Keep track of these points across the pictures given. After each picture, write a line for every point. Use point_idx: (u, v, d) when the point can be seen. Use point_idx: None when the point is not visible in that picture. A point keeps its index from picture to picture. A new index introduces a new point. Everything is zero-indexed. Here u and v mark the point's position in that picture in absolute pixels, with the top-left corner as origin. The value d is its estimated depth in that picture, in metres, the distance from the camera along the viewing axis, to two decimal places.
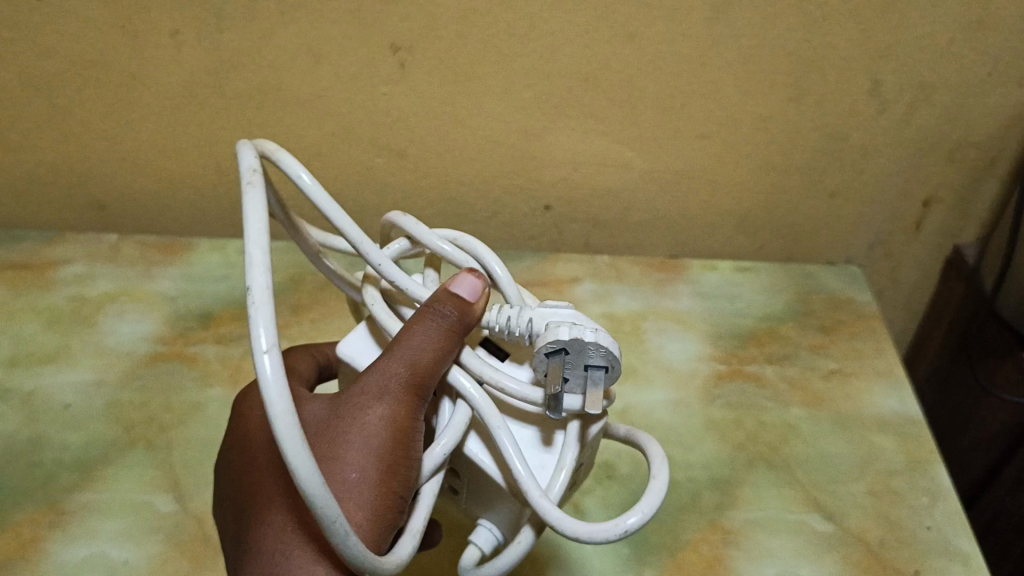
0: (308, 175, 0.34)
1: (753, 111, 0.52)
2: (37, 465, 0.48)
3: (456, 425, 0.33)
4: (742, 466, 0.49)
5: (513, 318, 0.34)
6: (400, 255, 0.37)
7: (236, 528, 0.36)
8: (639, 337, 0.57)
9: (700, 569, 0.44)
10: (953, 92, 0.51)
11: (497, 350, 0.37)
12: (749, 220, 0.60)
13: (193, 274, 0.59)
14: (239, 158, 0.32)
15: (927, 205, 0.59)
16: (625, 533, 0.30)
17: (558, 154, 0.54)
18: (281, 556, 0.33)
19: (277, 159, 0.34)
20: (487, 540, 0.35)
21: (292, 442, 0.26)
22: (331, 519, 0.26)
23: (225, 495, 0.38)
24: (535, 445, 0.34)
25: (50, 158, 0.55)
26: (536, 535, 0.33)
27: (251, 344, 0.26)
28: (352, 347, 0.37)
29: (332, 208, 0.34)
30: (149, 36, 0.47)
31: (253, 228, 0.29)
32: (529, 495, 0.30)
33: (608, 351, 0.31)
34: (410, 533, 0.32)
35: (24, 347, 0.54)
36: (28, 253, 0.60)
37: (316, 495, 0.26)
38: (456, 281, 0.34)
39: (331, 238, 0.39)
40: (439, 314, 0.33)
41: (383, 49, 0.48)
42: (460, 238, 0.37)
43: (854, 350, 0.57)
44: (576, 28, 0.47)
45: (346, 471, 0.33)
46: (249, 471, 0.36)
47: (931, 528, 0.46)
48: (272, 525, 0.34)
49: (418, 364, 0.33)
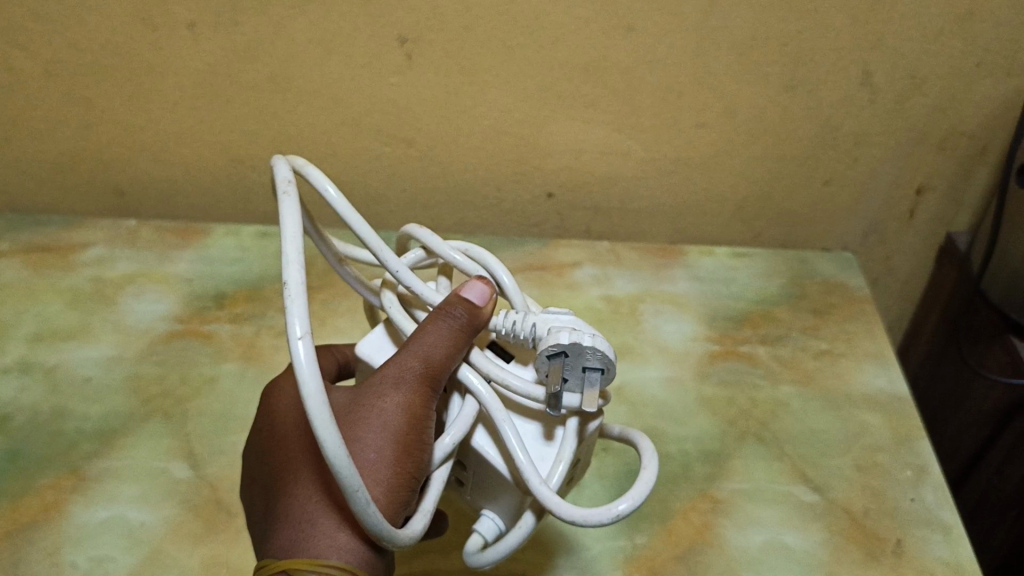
0: (334, 188, 0.36)
1: (748, 101, 0.53)
2: (60, 434, 0.50)
3: (464, 417, 0.35)
4: (733, 441, 0.52)
5: (518, 323, 0.36)
6: (416, 263, 0.40)
7: (262, 503, 0.38)
8: (636, 319, 0.59)
9: (689, 535, 0.47)
10: (942, 82, 0.53)
11: (503, 351, 0.39)
12: (747, 208, 0.62)
13: (209, 257, 0.61)
14: (274, 170, 0.34)
15: (920, 193, 0.61)
16: (617, 517, 0.32)
17: (561, 143, 0.56)
18: (303, 524, 0.35)
19: (306, 173, 0.36)
20: (490, 529, 0.37)
21: (322, 418, 0.28)
22: (355, 490, 0.28)
23: (252, 474, 0.39)
24: (536, 439, 0.36)
25: (73, 143, 0.57)
26: (536, 520, 0.35)
27: (286, 331, 0.28)
28: (370, 346, 0.40)
29: (354, 219, 0.36)
30: (169, 27, 0.50)
31: (288, 231, 0.30)
32: (529, 482, 0.32)
33: (604, 355, 0.33)
34: (422, 513, 0.34)
35: (47, 324, 0.56)
36: (51, 236, 0.62)
37: (343, 468, 0.28)
38: (467, 286, 0.36)
39: (353, 248, 0.42)
40: (451, 315, 0.36)
41: (391, 41, 0.50)
42: (471, 248, 0.39)
43: (844, 332, 0.59)
44: (577, 20, 0.49)
45: (364, 451, 0.35)
46: (273, 450, 0.38)
47: (914, 500, 0.49)
48: (296, 497, 0.36)
49: (432, 358, 0.35)
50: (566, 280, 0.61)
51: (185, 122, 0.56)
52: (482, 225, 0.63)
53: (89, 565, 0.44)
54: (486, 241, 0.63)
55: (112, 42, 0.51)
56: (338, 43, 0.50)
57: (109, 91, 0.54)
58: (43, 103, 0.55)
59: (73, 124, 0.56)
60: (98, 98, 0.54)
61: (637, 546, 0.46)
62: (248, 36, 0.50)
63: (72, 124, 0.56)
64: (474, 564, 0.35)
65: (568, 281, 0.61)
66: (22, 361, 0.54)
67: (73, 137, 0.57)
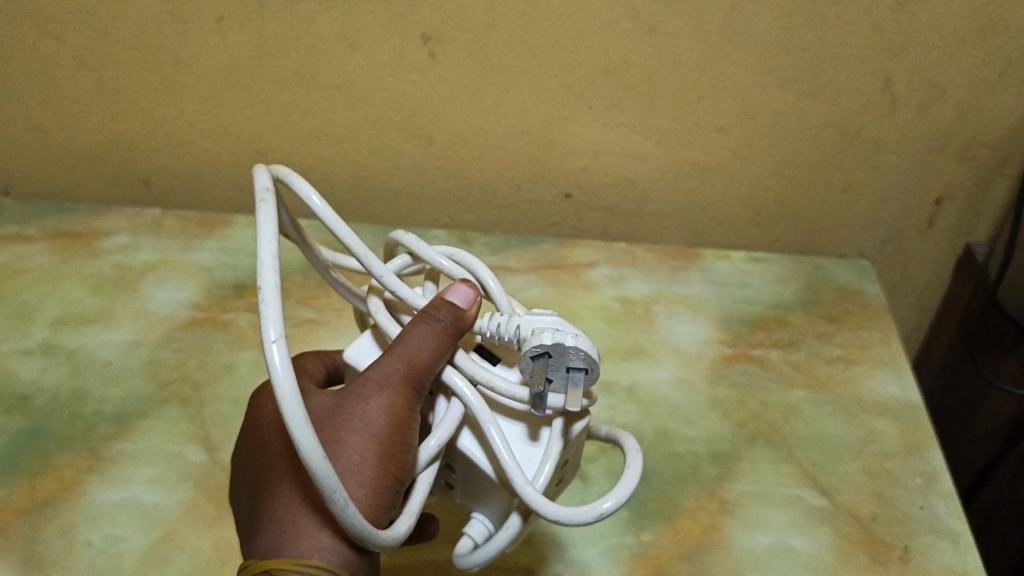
0: (318, 197, 0.37)
1: (768, 107, 0.54)
2: (80, 415, 0.51)
3: (450, 420, 0.35)
4: (742, 443, 0.52)
5: (503, 324, 0.36)
6: (401, 269, 0.41)
7: (248, 504, 0.38)
8: (649, 320, 0.60)
9: (696, 534, 0.47)
10: (963, 92, 0.53)
11: (489, 354, 0.39)
12: (764, 213, 0.62)
13: (230, 247, 0.62)
14: (255, 178, 0.35)
15: (939, 202, 0.61)
16: (601, 516, 0.32)
17: (581, 144, 0.57)
18: (286, 524, 0.35)
19: (289, 182, 0.37)
20: (480, 531, 0.37)
21: (298, 419, 0.28)
22: (333, 490, 0.29)
23: (238, 476, 0.40)
24: (523, 440, 0.36)
25: (102, 132, 0.59)
26: (523, 521, 0.35)
27: (261, 336, 0.29)
28: (358, 351, 0.40)
29: (340, 227, 0.37)
30: (198, 21, 0.51)
31: (264, 237, 0.31)
32: (514, 483, 0.33)
33: (587, 355, 0.33)
34: (408, 515, 0.34)
35: (71, 307, 0.58)
36: (77, 223, 0.63)
37: (319, 468, 0.29)
38: (451, 290, 0.37)
39: (341, 255, 0.42)
40: (435, 318, 0.36)
41: (415, 39, 0.51)
42: (456, 253, 0.39)
43: (859, 339, 0.59)
44: (599, 23, 0.49)
45: (346, 453, 0.35)
46: (260, 452, 0.39)
47: (923, 507, 0.49)
48: (280, 497, 0.36)
49: (416, 360, 0.36)
50: (581, 280, 0.62)
51: (211, 115, 0.57)
52: (500, 223, 0.63)
53: (103, 544, 0.44)
54: (502, 239, 0.64)
55: (143, 34, 0.52)
56: (363, 39, 0.51)
57: (138, 82, 0.55)
58: (73, 92, 0.56)
59: (103, 113, 0.57)
60: (127, 88, 0.56)
61: (643, 543, 0.46)
62: (275, 31, 0.51)
63: (102, 114, 0.57)
64: (463, 566, 0.36)
65: (583, 281, 0.62)
66: (45, 343, 0.55)
67: (103, 126, 0.58)
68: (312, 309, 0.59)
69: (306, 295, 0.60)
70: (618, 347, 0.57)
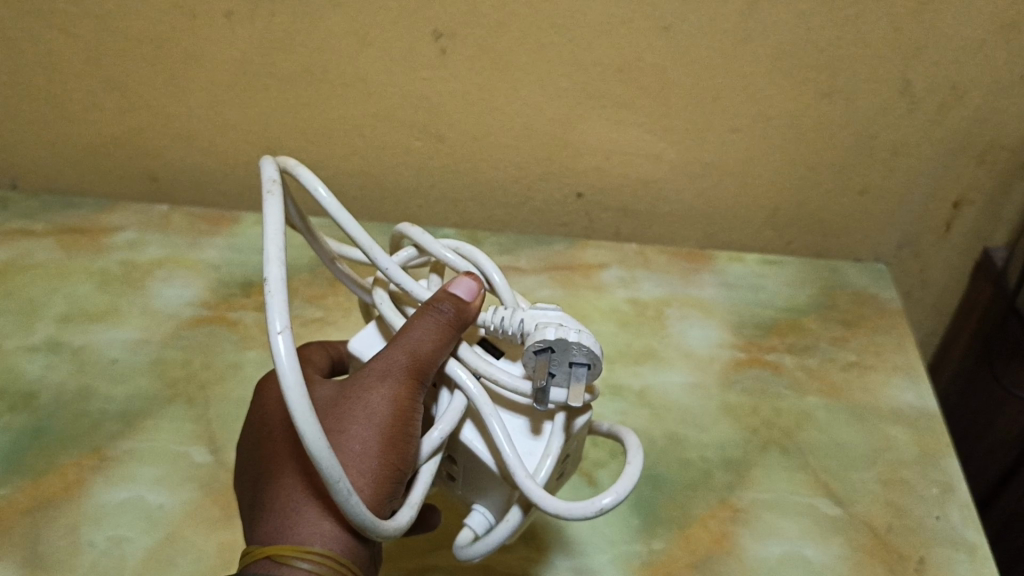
0: (325, 188, 0.36)
1: (784, 108, 0.53)
2: (85, 414, 0.50)
3: (452, 412, 0.35)
4: (756, 449, 0.51)
5: (506, 319, 0.36)
6: (407, 261, 0.39)
7: (251, 492, 0.37)
8: (661, 323, 0.59)
9: (707, 543, 0.46)
10: (986, 94, 0.52)
11: (493, 347, 0.39)
12: (779, 214, 0.61)
13: (238, 244, 0.62)
14: (262, 170, 0.34)
15: (957, 206, 0.59)
16: (601, 511, 0.32)
17: (593, 144, 0.56)
18: (289, 512, 0.34)
19: (297, 174, 0.36)
20: (480, 523, 0.36)
21: (302, 410, 0.28)
22: (336, 480, 0.29)
23: (242, 465, 0.39)
24: (524, 434, 0.36)
25: (109, 129, 0.58)
26: (524, 514, 0.35)
27: (266, 327, 0.28)
28: (362, 342, 0.40)
29: (346, 220, 0.36)
30: (207, 17, 0.50)
31: (271, 228, 0.31)
32: (515, 476, 0.32)
33: (589, 350, 0.32)
34: (410, 505, 0.33)
35: (77, 304, 0.57)
36: (85, 219, 0.63)
37: (323, 458, 0.28)
38: (455, 282, 0.36)
39: (346, 246, 0.41)
40: (438, 310, 0.35)
41: (426, 36, 0.50)
42: (461, 247, 0.38)
43: (875, 345, 0.58)
44: (614, 21, 0.48)
45: (349, 443, 0.34)
46: (263, 441, 0.38)
47: (939, 518, 0.48)
48: (283, 486, 0.35)
49: (418, 351, 0.35)
50: (592, 282, 0.61)
51: (219, 110, 0.56)
52: (511, 222, 0.63)
53: (106, 545, 0.44)
54: (513, 239, 0.63)
55: (152, 28, 0.51)
56: (374, 36, 0.50)
57: (148, 79, 0.55)
58: (81, 87, 0.56)
59: (110, 108, 0.57)
60: (136, 84, 0.55)
61: (653, 551, 0.46)
62: (285, 27, 0.51)
63: (110, 109, 0.57)
64: (463, 557, 0.35)
65: (594, 282, 0.61)
66: (50, 340, 0.55)
67: (110, 121, 0.58)
68: (320, 308, 0.58)
69: (314, 293, 0.59)
70: (630, 349, 0.57)
